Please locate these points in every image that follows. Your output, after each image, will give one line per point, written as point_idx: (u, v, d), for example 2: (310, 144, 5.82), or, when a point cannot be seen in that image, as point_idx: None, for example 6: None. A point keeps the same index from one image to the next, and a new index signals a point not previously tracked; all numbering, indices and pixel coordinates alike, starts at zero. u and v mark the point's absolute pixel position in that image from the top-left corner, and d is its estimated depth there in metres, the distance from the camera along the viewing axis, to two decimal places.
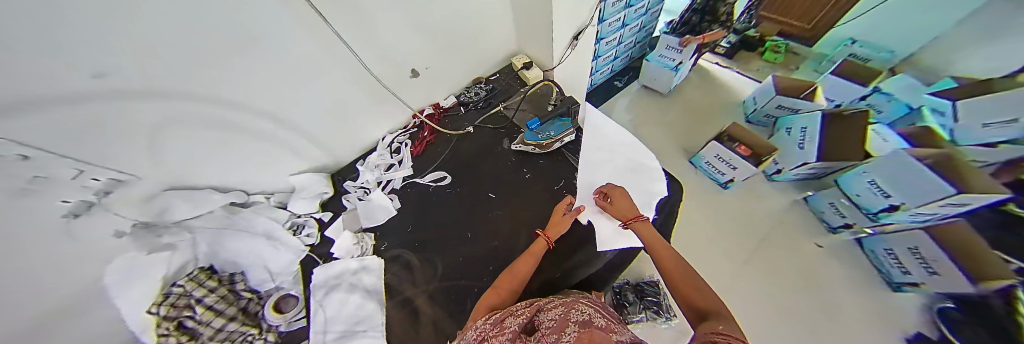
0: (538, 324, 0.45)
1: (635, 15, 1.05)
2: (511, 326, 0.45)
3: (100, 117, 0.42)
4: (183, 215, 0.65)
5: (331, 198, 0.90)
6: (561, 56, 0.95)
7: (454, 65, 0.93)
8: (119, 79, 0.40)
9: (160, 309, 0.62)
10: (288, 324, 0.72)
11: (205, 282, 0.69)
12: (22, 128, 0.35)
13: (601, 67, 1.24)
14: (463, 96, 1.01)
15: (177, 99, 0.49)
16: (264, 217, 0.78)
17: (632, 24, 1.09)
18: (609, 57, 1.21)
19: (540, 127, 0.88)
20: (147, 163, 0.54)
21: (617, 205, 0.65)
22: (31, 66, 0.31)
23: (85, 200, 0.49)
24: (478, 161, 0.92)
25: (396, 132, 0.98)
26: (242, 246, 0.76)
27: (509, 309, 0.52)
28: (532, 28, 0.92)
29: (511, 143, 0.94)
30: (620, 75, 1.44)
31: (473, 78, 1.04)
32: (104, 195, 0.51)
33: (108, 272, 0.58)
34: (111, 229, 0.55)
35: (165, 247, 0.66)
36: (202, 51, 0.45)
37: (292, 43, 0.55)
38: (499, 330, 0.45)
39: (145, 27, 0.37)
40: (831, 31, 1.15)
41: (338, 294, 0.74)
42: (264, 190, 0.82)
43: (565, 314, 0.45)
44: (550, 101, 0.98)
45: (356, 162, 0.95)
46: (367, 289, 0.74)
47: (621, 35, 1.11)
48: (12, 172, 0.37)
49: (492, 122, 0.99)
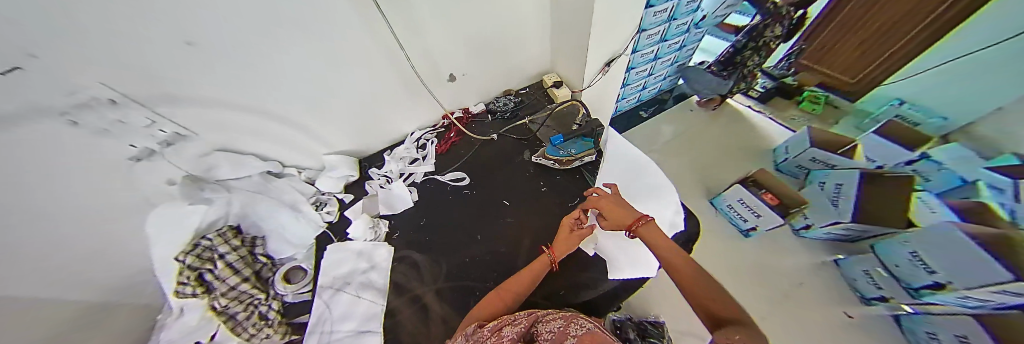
0: (537, 334, 0.44)
1: (666, 49, 1.06)
2: (508, 334, 0.45)
3: (166, 85, 0.49)
4: (227, 175, 0.71)
5: (355, 182, 0.95)
6: (593, 78, 0.96)
7: (488, 75, 0.98)
8: (191, 57, 0.48)
9: (187, 258, 0.67)
10: (293, 295, 0.75)
11: (231, 241, 0.74)
12: (110, 76, 0.42)
13: (630, 95, 1.26)
14: (493, 105, 1.05)
15: (232, 79, 0.56)
16: (294, 189, 0.84)
17: (666, 57, 1.11)
18: (639, 86, 1.22)
19: (562, 143, 0.89)
20: (209, 126, 0.61)
21: (613, 215, 0.63)
22: (117, 38, 0.38)
23: (149, 148, 0.55)
24: (497, 167, 0.94)
25: (425, 130, 1.03)
26: (269, 213, 0.80)
27: (507, 318, 0.51)
28: (567, 49, 0.96)
29: (531, 155, 0.96)
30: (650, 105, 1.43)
31: (504, 90, 1.08)
32: (166, 146, 0.57)
33: (153, 214, 0.64)
34: (163, 177, 0.62)
35: (202, 201, 0.70)
36: (261, 40, 0.52)
37: (345, 36, 0.62)
38: (497, 338, 0.44)
39: (212, 25, 0.45)
40: (877, 88, 0.99)
41: (348, 293, 0.75)
42: (298, 164, 0.87)
43: (563, 328, 0.44)
44: (575, 121, 0.98)
45: (384, 153, 1.01)
46: (374, 286, 0.75)
47: (651, 68, 1.12)
48: (99, 113, 0.44)
49: (514, 133, 1.02)
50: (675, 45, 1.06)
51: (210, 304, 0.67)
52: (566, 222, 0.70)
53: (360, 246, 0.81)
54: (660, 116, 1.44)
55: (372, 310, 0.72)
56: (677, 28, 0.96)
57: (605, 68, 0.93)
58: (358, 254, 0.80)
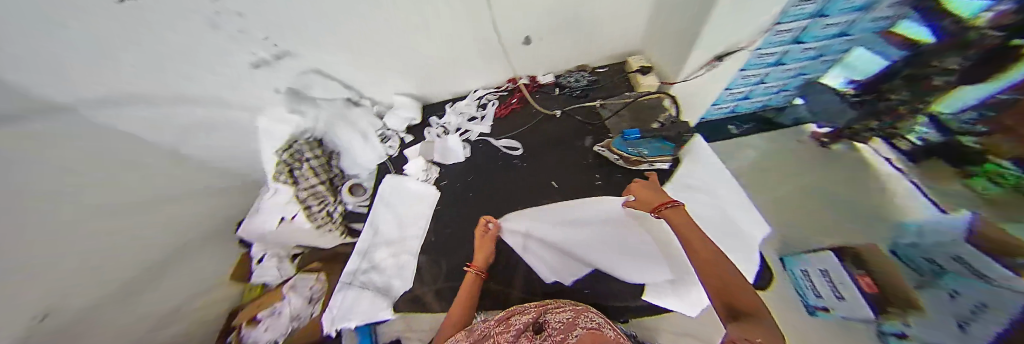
0: (546, 324, 0.46)
1: (861, 25, 0.60)
2: (517, 323, 0.48)
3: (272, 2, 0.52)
4: (319, 94, 0.82)
5: (416, 125, 1.02)
6: (693, 72, 0.79)
7: (568, 44, 0.88)
8: None
9: (284, 154, 0.83)
10: (354, 205, 0.94)
11: (316, 150, 0.88)
12: None
13: (743, 98, 0.87)
14: (564, 79, 0.97)
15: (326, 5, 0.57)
16: (368, 120, 0.95)
17: (834, 38, 0.64)
18: (785, 71, 0.76)
19: (635, 141, 0.78)
20: (305, 47, 0.66)
21: (641, 198, 0.59)
22: None
23: (261, 56, 0.63)
24: (551, 146, 0.90)
25: (489, 90, 1.01)
26: (345, 135, 0.91)
27: (516, 309, 0.54)
28: (673, 30, 0.80)
29: (593, 143, 0.88)
30: (750, 120, 0.99)
31: (579, 64, 0.98)
32: (275, 58, 0.65)
33: (263, 114, 0.79)
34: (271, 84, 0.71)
35: (297, 112, 0.81)
36: None
37: None
38: (506, 328, 0.47)
39: None
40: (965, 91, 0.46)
41: (382, 257, 0.83)
42: (373, 98, 0.94)
43: (573, 319, 0.45)
44: (657, 119, 0.86)
45: (446, 103, 1.04)
46: (406, 252, 0.83)
47: (809, 55, 0.70)
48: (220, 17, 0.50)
49: (580, 114, 0.93)
50: (820, 54, 0.70)
51: (296, 193, 0.85)
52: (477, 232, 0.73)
53: (398, 214, 0.88)
54: (757, 134, 0.99)
55: (404, 272, 0.81)
56: (801, 51, 0.68)
57: (714, 63, 0.72)
58: (394, 222, 0.87)
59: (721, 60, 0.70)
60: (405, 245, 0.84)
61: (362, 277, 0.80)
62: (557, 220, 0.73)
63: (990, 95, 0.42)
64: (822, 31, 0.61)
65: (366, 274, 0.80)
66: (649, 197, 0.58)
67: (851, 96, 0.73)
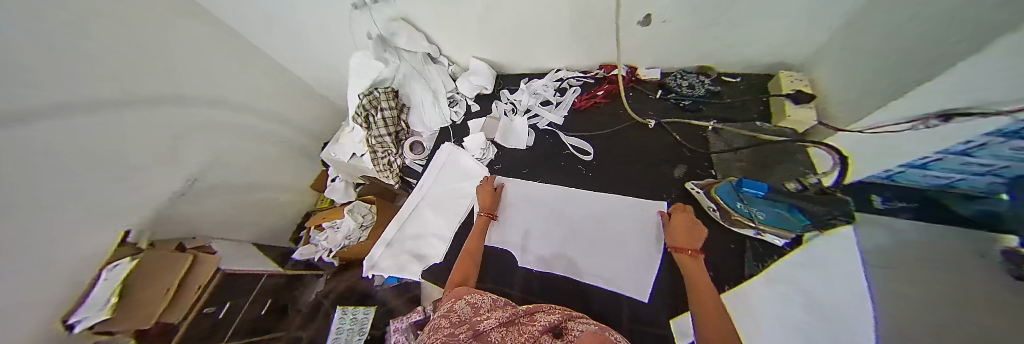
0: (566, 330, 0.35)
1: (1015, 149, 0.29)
2: (541, 321, 0.38)
3: None
4: (402, 44, 0.84)
5: (486, 95, 0.96)
6: (872, 122, 0.45)
7: (700, 37, 0.67)
8: None
9: (365, 98, 0.91)
10: (411, 161, 0.98)
11: (390, 101, 0.92)
12: None
13: (893, 182, 0.47)
14: (672, 80, 0.77)
15: None
16: (441, 79, 0.96)
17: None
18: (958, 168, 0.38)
19: (759, 198, 0.53)
20: None
21: (679, 228, 0.55)
22: None
23: None
24: (634, 159, 0.72)
25: (574, 73, 0.87)
26: (418, 92, 0.94)
27: (543, 307, 0.44)
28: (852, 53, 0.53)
29: (683, 176, 0.66)
30: (905, 197, 0.47)
31: (701, 65, 0.75)
32: None
33: (358, 55, 0.88)
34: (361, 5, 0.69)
35: (382, 60, 0.85)
36: None
37: None
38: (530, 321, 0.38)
39: None
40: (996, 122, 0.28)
41: (410, 227, 0.83)
42: (450, 57, 0.96)
43: (598, 329, 0.33)
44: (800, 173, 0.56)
45: (523, 78, 0.94)
46: (430, 232, 0.81)
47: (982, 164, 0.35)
48: None
49: (681, 133, 0.71)
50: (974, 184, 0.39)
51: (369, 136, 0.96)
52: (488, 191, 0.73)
53: (437, 192, 0.85)
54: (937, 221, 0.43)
55: (421, 252, 0.79)
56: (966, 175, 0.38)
57: (932, 120, 0.36)
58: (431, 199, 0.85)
59: (947, 121, 0.34)
60: (446, 217, 0.81)
61: (408, 235, 0.82)
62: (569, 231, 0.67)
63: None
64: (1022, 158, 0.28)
65: (410, 235, 0.82)
66: (683, 236, 0.54)
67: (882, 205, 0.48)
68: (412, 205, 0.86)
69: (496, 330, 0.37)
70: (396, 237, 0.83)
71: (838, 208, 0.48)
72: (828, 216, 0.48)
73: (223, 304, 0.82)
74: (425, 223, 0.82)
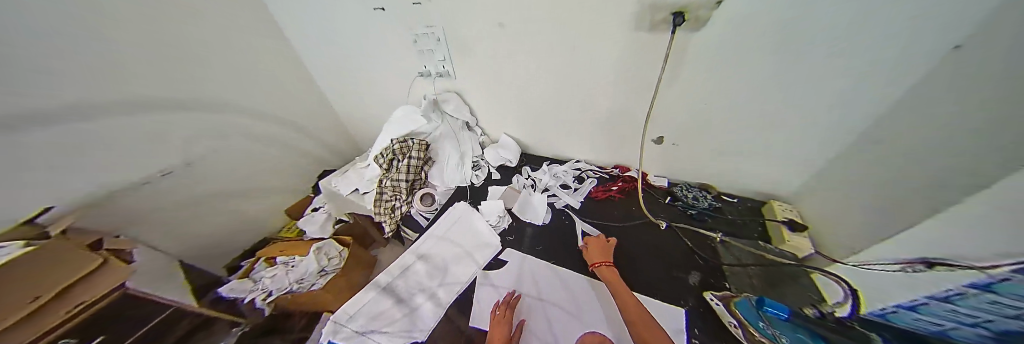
0: None
1: (978, 302, 0.34)
2: None
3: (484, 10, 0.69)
4: (448, 109, 1.00)
5: (509, 167, 1.05)
6: (874, 259, 0.50)
7: (699, 162, 0.84)
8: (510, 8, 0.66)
9: (396, 144, 0.96)
10: (418, 210, 0.95)
11: (421, 152, 0.96)
12: None
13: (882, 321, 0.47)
14: (681, 191, 0.88)
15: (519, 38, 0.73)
16: (472, 145, 1.05)
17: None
18: (924, 321, 0.41)
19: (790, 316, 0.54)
20: (473, 60, 0.84)
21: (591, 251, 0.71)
22: None
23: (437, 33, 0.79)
24: (647, 259, 0.73)
25: (594, 167, 1.00)
26: (448, 150, 1.01)
27: None
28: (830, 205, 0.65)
29: (700, 285, 0.66)
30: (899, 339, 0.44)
31: (704, 183, 0.89)
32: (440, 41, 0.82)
33: (403, 108, 1.00)
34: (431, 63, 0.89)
35: (427, 117, 0.97)
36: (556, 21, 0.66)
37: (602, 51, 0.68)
38: None
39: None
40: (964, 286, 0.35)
41: (396, 285, 0.75)
42: (485, 128, 1.08)
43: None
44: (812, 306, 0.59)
45: (547, 160, 1.06)
46: (415, 296, 0.71)
47: (959, 317, 0.36)
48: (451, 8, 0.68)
49: (693, 239, 0.76)
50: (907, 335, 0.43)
51: (384, 178, 0.97)
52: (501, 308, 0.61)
53: (439, 252, 0.81)
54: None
55: (395, 319, 0.68)
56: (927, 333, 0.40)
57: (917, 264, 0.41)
58: (432, 256, 0.80)
59: (930, 267, 0.40)
60: (439, 281, 0.73)
61: (404, 279, 0.76)
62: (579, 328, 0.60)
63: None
64: (983, 307, 0.33)
65: (408, 279, 0.76)
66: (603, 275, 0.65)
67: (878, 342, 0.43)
68: (422, 247, 0.82)
69: None
70: (375, 293, 0.73)
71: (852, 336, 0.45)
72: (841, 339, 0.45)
73: (96, 336, 0.60)
74: (426, 272, 0.76)
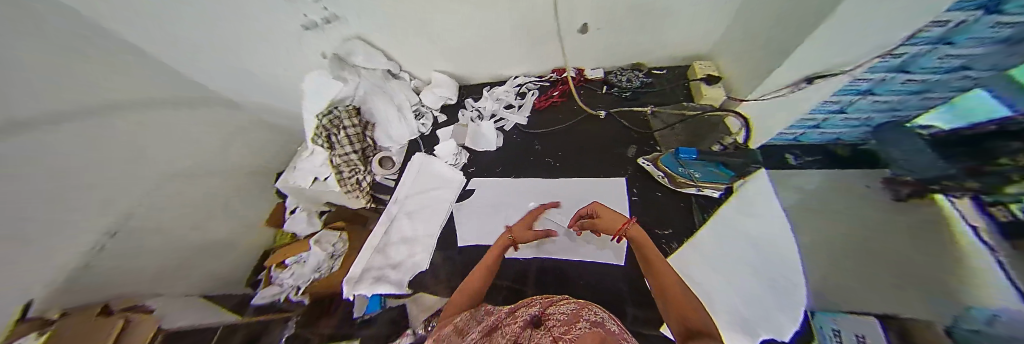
0: (546, 317, 0.43)
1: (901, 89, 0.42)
2: (524, 316, 0.46)
3: None
4: (359, 62, 0.89)
5: (451, 105, 1.03)
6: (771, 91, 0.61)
7: (625, 41, 0.82)
8: None
9: (323, 119, 0.89)
10: (382, 176, 0.97)
11: (353, 118, 0.92)
12: None
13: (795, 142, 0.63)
14: (614, 77, 0.91)
15: None
16: (403, 93, 0.99)
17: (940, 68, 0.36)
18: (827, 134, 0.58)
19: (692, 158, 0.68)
20: None
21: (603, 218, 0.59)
22: None
23: None
24: (591, 150, 0.83)
25: (531, 78, 0.99)
26: (381, 108, 0.96)
27: (525, 303, 0.53)
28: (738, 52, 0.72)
29: (636, 155, 0.79)
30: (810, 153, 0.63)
31: (635, 62, 0.90)
32: None
33: (309, 77, 0.88)
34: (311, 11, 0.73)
35: (340, 78, 0.87)
36: None
37: None
38: (513, 319, 0.46)
39: None
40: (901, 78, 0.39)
41: (397, 232, 0.83)
42: (412, 72, 1.00)
43: (576, 310, 0.43)
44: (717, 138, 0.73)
45: (485, 86, 1.03)
46: (412, 238, 0.81)
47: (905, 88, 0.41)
48: None
49: (628, 119, 0.85)
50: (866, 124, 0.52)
51: (331, 157, 0.94)
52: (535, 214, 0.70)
53: (421, 196, 0.87)
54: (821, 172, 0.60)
55: (406, 257, 0.79)
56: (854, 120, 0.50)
57: (800, 83, 0.53)
58: (417, 200, 0.87)
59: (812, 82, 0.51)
60: (428, 220, 0.83)
61: (384, 248, 0.81)
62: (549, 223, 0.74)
63: (972, 125, 0.33)
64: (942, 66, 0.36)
65: (388, 246, 0.82)
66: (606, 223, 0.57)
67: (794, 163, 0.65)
68: (392, 216, 0.86)
69: (488, 335, 0.43)
70: (379, 244, 0.82)
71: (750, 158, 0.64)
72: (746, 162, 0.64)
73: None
74: (402, 235, 0.83)
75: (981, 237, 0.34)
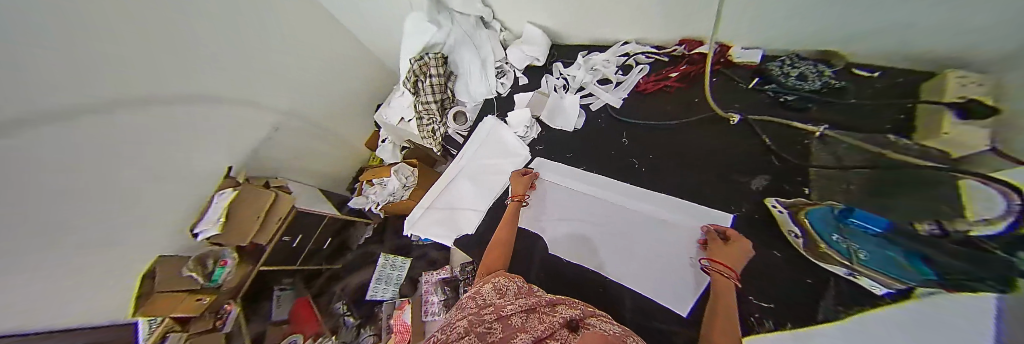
0: (588, 326, 0.37)
1: None
2: (563, 312, 0.40)
3: None
4: (457, 6, 0.86)
5: (537, 67, 0.93)
6: None
7: (818, 12, 0.53)
8: None
9: (415, 64, 0.91)
10: (454, 130, 0.99)
11: (439, 67, 0.92)
12: None
13: None
14: (775, 67, 0.63)
15: None
16: (492, 46, 0.93)
17: None
18: None
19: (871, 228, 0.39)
20: None
21: (725, 250, 0.48)
22: None
23: None
24: (693, 165, 0.65)
25: (644, 48, 0.79)
26: (468, 59, 0.93)
27: (571, 300, 0.46)
28: None
29: (763, 191, 0.58)
30: None
31: (824, 51, 0.59)
32: None
33: (409, 19, 0.90)
34: None
35: (434, 22, 0.86)
36: None
37: None
38: (552, 310, 0.40)
39: None
40: None
41: (451, 193, 0.88)
42: (504, 22, 0.92)
43: (622, 334, 0.35)
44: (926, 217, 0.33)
45: (583, 51, 0.88)
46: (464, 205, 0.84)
47: None
48: None
49: (772, 134, 0.61)
50: None
51: (416, 104, 0.99)
52: (523, 182, 0.73)
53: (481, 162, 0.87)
54: None
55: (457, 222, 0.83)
56: None
57: None
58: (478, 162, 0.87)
59: None
60: (483, 188, 0.83)
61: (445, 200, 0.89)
62: (617, 231, 0.64)
63: None
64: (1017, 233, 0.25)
65: (450, 199, 0.88)
66: (726, 256, 0.47)
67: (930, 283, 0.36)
68: (452, 174, 0.90)
69: (522, 311, 0.40)
70: (436, 196, 0.90)
71: (981, 269, 0.29)
72: (964, 275, 0.31)
73: (299, 234, 1.04)
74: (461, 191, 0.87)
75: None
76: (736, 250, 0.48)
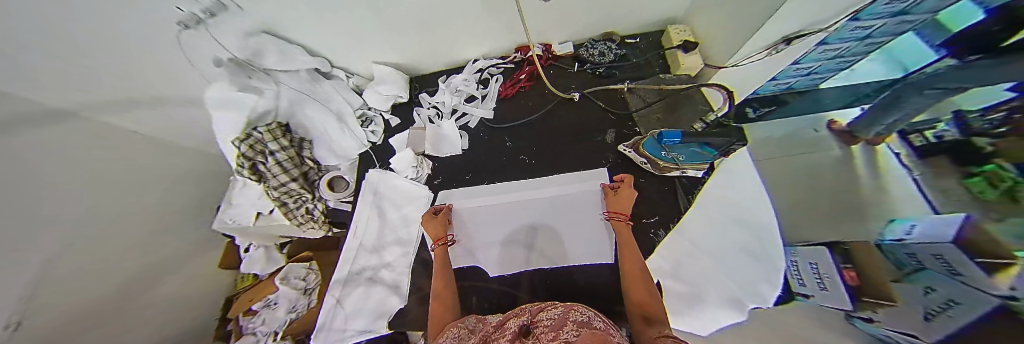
0: (535, 324, 0.37)
1: None
2: (510, 328, 0.38)
3: None
4: (273, 65, 0.70)
5: (403, 104, 0.89)
6: None
7: (590, 7, 0.71)
8: None
9: (242, 146, 0.72)
10: (336, 201, 0.82)
11: (280, 139, 0.76)
12: None
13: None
14: (585, 51, 0.81)
15: None
16: (341, 97, 0.82)
17: None
18: None
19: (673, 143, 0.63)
20: None
21: (619, 198, 0.60)
22: None
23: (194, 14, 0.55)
24: (568, 142, 0.76)
25: (491, 61, 0.87)
26: (317, 117, 0.80)
27: (514, 311, 0.45)
28: None
29: (616, 140, 0.74)
30: None
31: (605, 32, 0.81)
32: (209, 16, 0.57)
33: (210, 93, 0.70)
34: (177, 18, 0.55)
35: (250, 90, 0.70)
36: None
37: None
38: (500, 332, 0.38)
39: None
40: None
41: (361, 271, 0.74)
42: (346, 68, 0.84)
43: (563, 312, 0.38)
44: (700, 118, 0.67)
45: (440, 76, 0.90)
46: (386, 277, 0.72)
47: None
48: None
49: (603, 99, 0.78)
50: None
51: (267, 192, 0.79)
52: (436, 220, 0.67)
53: (387, 221, 0.77)
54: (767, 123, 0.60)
55: (383, 301, 0.70)
56: None
57: None
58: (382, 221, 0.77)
59: None
60: (398, 247, 0.74)
61: (359, 269, 0.74)
62: (538, 224, 0.67)
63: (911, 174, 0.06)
64: (887, 11, 0.35)
65: (365, 266, 0.74)
66: (621, 205, 0.59)
67: (754, 115, 0.61)
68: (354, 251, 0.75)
69: None
70: (341, 286, 0.73)
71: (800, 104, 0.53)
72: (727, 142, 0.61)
73: None
74: (377, 252, 0.75)
75: (900, 161, 0.35)
76: (624, 196, 0.60)
